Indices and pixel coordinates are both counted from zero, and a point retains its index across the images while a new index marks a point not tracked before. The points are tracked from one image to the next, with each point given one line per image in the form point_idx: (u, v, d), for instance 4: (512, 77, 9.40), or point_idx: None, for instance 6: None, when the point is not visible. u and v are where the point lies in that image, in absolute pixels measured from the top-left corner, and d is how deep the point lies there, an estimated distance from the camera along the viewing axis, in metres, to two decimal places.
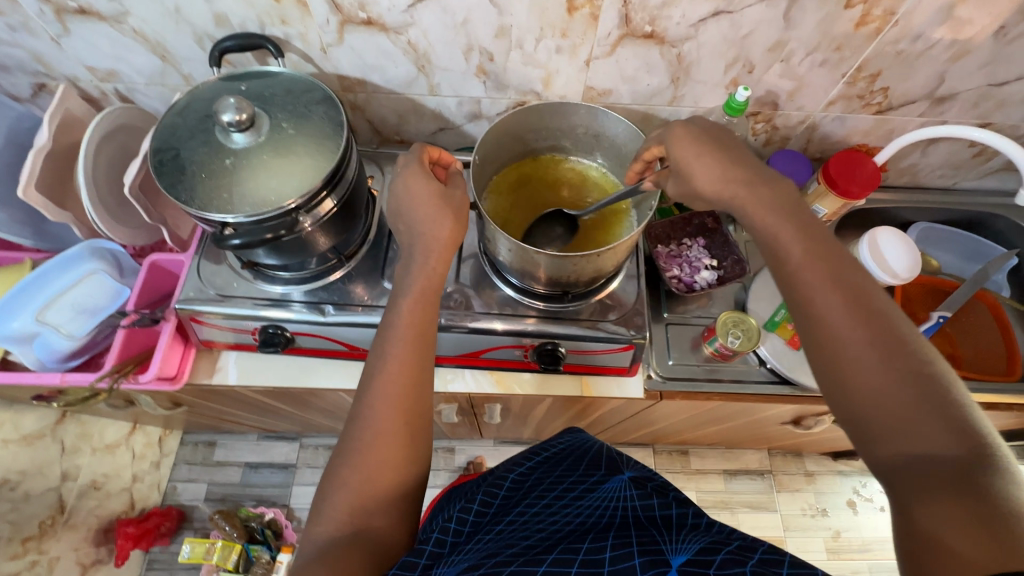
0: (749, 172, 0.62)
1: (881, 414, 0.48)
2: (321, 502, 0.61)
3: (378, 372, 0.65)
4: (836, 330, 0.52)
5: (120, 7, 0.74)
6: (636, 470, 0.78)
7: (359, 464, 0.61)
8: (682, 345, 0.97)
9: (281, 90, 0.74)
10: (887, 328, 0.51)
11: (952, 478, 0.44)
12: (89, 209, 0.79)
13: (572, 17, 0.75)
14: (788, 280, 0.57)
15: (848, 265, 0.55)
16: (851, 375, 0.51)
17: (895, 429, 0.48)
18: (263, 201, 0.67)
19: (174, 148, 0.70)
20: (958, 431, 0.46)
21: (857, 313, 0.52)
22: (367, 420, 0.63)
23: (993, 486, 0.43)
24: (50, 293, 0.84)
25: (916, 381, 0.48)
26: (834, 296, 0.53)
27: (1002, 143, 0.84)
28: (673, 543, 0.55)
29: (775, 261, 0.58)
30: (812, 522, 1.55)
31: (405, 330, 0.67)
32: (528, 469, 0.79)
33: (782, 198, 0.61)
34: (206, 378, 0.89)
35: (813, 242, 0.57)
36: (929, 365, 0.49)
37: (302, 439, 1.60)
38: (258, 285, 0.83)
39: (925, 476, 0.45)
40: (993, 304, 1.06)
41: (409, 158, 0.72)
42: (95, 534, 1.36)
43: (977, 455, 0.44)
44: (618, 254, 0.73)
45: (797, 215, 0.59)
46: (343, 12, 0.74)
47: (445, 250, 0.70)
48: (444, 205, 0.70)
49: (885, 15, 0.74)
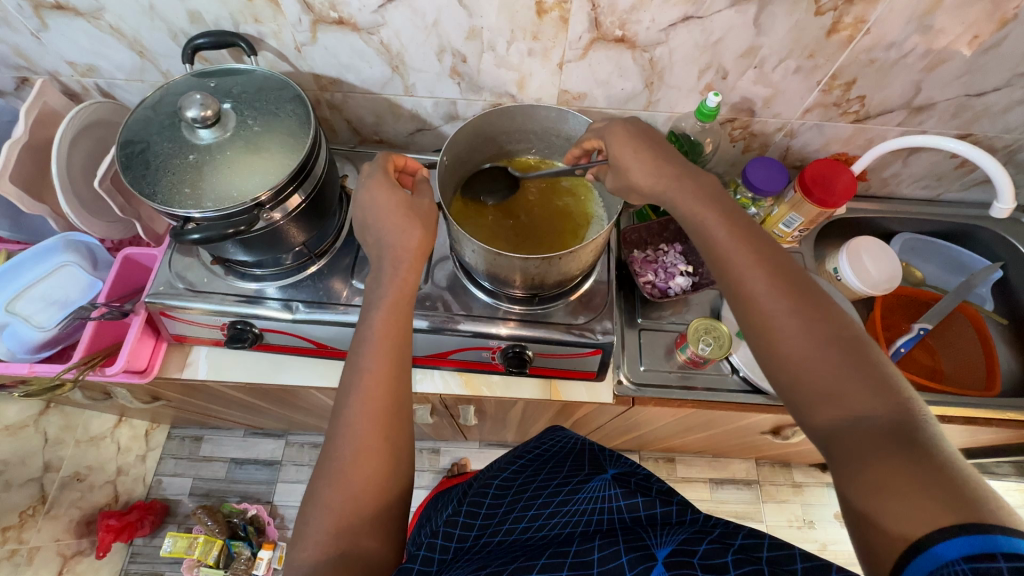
0: (679, 167, 0.62)
1: (813, 382, 0.49)
2: (304, 525, 0.60)
3: (355, 387, 0.64)
4: (765, 305, 0.52)
5: (96, 3, 0.75)
6: (618, 466, 0.77)
7: (340, 485, 0.61)
8: (655, 351, 0.96)
9: (251, 87, 0.75)
10: (810, 302, 0.52)
11: (881, 438, 0.44)
12: (62, 201, 0.80)
13: (542, 20, 0.75)
14: (718, 262, 0.57)
15: (771, 245, 0.56)
16: (782, 347, 0.51)
17: (826, 396, 0.48)
18: (231, 195, 0.67)
19: (144, 141, 0.70)
20: (883, 392, 0.46)
21: (783, 287, 0.53)
22: (345, 440, 0.62)
23: (922, 440, 0.43)
24: (24, 283, 0.87)
25: (841, 348, 0.49)
26: (760, 272, 0.54)
27: (976, 154, 0.85)
28: (659, 536, 0.55)
29: (705, 243, 0.59)
30: (798, 534, 1.53)
31: (379, 343, 0.66)
32: (514, 473, 0.79)
33: (710, 188, 0.61)
34: (177, 372, 0.89)
35: (737, 223, 0.58)
36: (852, 333, 0.50)
37: (288, 437, 1.60)
38: (231, 280, 0.84)
39: (857, 438, 0.45)
40: (974, 316, 1.03)
41: (373, 167, 0.73)
42: (78, 526, 1.37)
43: (902, 413, 0.45)
44: (583, 257, 0.73)
45: (721, 200, 0.60)
46: (315, 12, 0.75)
47: (415, 260, 0.70)
48: (411, 214, 0.70)
49: (856, 23, 0.73)
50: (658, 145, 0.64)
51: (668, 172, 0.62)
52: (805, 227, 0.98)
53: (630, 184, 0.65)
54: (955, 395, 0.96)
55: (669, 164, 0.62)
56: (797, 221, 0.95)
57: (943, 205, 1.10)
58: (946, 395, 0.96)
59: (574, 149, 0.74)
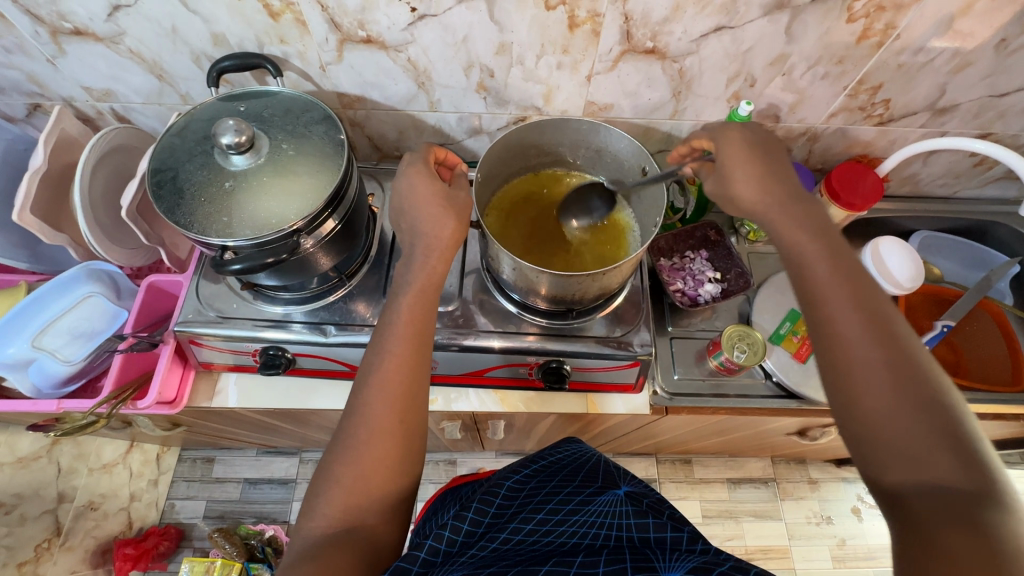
0: (783, 188, 0.61)
1: (892, 440, 0.47)
2: (313, 496, 0.58)
3: (375, 370, 0.63)
4: (852, 347, 0.50)
5: (117, 28, 0.73)
6: (632, 485, 0.73)
7: (353, 461, 0.59)
8: (686, 360, 0.96)
9: (280, 110, 0.74)
10: (904, 355, 0.49)
11: (960, 513, 0.42)
12: (87, 232, 0.78)
13: (573, 33, 0.74)
14: (807, 293, 0.55)
15: (871, 287, 0.54)
16: (862, 394, 0.49)
17: (906, 458, 0.46)
18: (267, 222, 0.66)
19: (173, 169, 0.69)
20: (968, 467, 0.44)
21: (877, 333, 0.50)
22: (362, 417, 0.61)
23: (1005, 527, 0.40)
24: (48, 317, 0.83)
25: (927, 408, 0.47)
26: (855, 313, 0.52)
27: (1003, 154, 0.85)
28: (666, 560, 0.53)
29: (799, 274, 0.56)
30: (817, 530, 1.54)
31: (403, 328, 0.65)
32: (525, 477, 0.74)
33: (814, 218, 0.59)
34: (206, 401, 0.87)
35: (839, 260, 0.56)
36: (946, 399, 0.48)
37: (302, 454, 1.57)
38: (257, 305, 0.82)
39: (933, 508, 0.43)
40: (998, 312, 1.04)
41: (414, 157, 0.72)
42: (93, 556, 1.33)
43: (988, 494, 0.42)
44: (623, 272, 0.72)
45: (824, 231, 0.58)
46: (342, 31, 0.74)
47: (447, 249, 0.69)
48: (448, 206, 0.69)
49: (886, 29, 0.74)
50: (765, 160, 0.63)
51: (776, 192, 0.61)
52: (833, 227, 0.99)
53: (728, 193, 0.65)
54: (983, 392, 0.96)
55: (778, 183, 0.62)
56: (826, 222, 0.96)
57: (959, 203, 1.11)
58: (974, 392, 0.97)
59: (683, 146, 0.73)
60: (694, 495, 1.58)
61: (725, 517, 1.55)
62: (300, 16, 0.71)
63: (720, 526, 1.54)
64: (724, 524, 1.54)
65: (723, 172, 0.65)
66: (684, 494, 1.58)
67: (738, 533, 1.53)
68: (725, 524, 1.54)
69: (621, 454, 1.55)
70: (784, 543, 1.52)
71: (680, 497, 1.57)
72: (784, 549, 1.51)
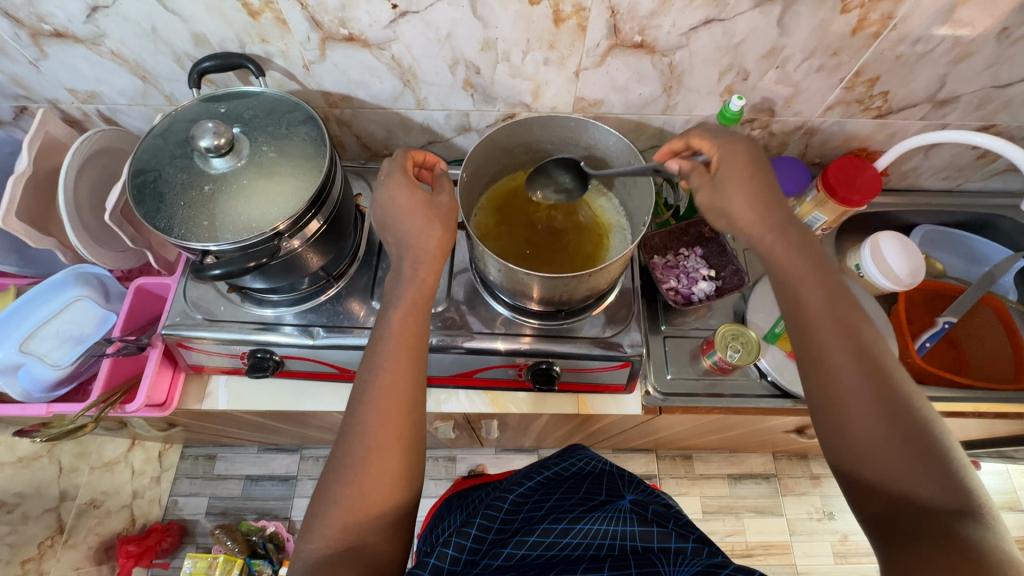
0: (777, 213, 0.63)
1: (879, 465, 0.51)
2: (311, 519, 0.58)
3: (370, 385, 0.63)
4: (841, 379, 0.55)
5: (97, 29, 0.73)
6: (638, 493, 0.71)
7: (352, 479, 0.58)
8: (680, 359, 0.94)
9: (262, 111, 0.73)
10: (886, 384, 0.54)
11: (938, 528, 0.47)
12: (71, 236, 0.78)
13: (559, 28, 0.72)
14: (801, 323, 0.60)
15: (860, 317, 0.58)
16: (847, 419, 0.54)
17: (890, 481, 0.51)
18: (250, 225, 0.65)
19: (155, 171, 0.68)
20: (949, 487, 0.48)
21: (863, 364, 0.55)
22: (359, 435, 0.60)
23: (976, 541, 0.45)
24: (35, 322, 0.84)
25: (908, 434, 0.51)
26: (841, 345, 0.56)
27: (1004, 147, 0.81)
28: (673, 564, 0.52)
29: (793, 309, 0.60)
30: (819, 526, 1.52)
31: (397, 343, 0.65)
32: (529, 489, 0.72)
33: (810, 249, 0.62)
34: (196, 403, 0.88)
35: (831, 288, 0.60)
36: (928, 424, 0.52)
37: (302, 451, 1.57)
38: (246, 308, 0.82)
39: (917, 527, 0.48)
40: (1000, 308, 1.00)
41: (392, 166, 0.70)
42: (96, 552, 1.34)
43: (968, 512, 0.47)
44: (611, 272, 0.70)
45: (817, 262, 0.61)
46: (324, 29, 0.72)
47: (436, 261, 0.68)
48: (432, 214, 0.68)
49: (883, 19, 0.71)
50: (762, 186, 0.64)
51: (770, 217, 0.63)
52: (828, 226, 0.96)
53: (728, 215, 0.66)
54: (985, 390, 0.94)
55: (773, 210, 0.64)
56: (820, 221, 0.93)
57: (963, 196, 1.08)
58: (976, 390, 0.94)
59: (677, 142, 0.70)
60: (695, 491, 1.56)
61: (725, 513, 1.54)
62: (280, 15, 0.70)
63: (721, 522, 1.53)
64: (724, 519, 1.53)
65: (721, 185, 0.65)
66: (684, 490, 1.57)
67: (738, 528, 1.52)
68: (725, 519, 1.53)
69: (621, 450, 1.54)
70: (785, 539, 1.51)
71: (680, 493, 1.56)
72: (785, 545, 1.50)
